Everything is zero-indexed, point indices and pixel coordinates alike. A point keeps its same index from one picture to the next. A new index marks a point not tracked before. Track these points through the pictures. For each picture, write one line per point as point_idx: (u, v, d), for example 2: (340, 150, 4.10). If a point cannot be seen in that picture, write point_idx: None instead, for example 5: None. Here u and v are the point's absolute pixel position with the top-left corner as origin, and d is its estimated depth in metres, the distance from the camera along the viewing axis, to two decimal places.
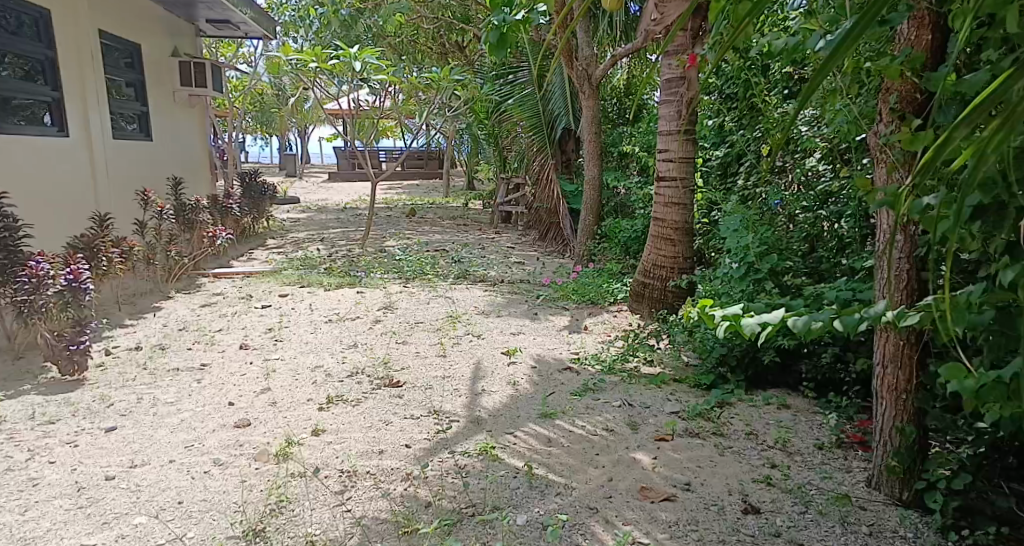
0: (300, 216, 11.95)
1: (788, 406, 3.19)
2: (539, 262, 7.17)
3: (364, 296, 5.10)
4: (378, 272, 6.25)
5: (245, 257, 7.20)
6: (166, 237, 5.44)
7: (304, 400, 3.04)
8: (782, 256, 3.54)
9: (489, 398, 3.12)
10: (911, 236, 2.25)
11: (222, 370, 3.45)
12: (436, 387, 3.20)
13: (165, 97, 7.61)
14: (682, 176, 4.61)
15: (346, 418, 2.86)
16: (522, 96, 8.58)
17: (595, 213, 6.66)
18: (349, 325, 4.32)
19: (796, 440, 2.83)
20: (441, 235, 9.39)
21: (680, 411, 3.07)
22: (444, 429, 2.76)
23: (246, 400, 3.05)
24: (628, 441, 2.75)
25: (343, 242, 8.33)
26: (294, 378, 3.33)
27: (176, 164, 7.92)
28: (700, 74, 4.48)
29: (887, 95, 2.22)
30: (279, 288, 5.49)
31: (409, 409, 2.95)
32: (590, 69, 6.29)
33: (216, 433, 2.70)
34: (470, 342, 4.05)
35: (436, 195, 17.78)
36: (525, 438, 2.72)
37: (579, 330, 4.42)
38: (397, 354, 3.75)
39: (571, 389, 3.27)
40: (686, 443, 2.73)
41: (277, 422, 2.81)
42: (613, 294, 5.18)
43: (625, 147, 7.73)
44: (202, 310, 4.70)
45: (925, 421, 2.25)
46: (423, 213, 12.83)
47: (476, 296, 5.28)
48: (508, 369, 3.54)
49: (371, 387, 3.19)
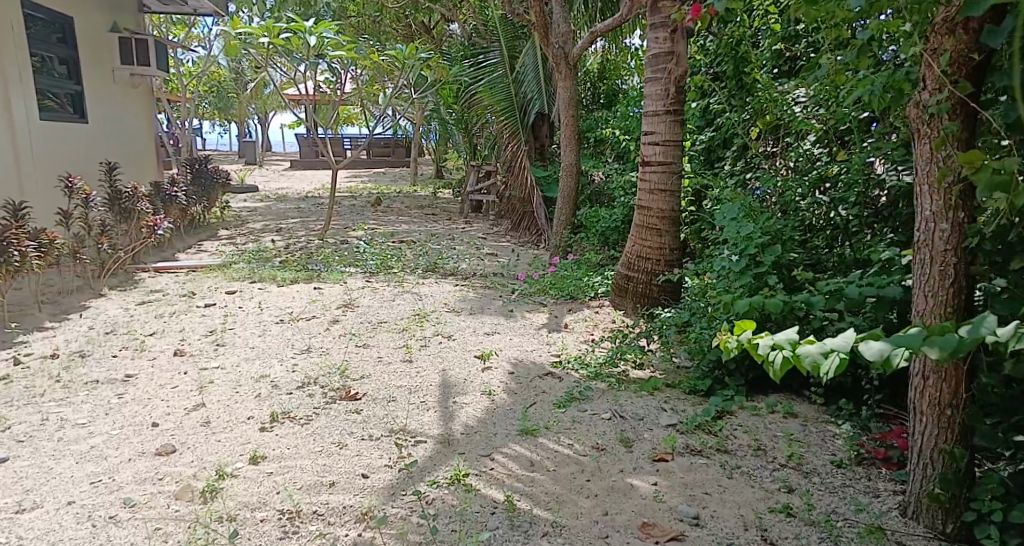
0: (258, 206, 11.32)
1: (796, 415, 2.85)
2: (512, 254, 6.77)
3: (322, 293, 4.64)
4: (339, 265, 5.78)
5: (193, 249, 6.65)
6: (99, 228, 4.91)
7: (244, 419, 2.60)
8: (785, 248, 3.20)
9: (460, 412, 2.71)
10: (958, 225, 1.95)
11: (150, 382, 2.98)
12: (400, 400, 2.79)
13: (103, 76, 7.00)
14: (669, 161, 4.25)
15: (291, 440, 2.43)
16: (492, 79, 8.20)
17: (572, 201, 6.27)
18: (303, 326, 3.87)
19: (810, 456, 2.49)
20: (408, 225, 8.92)
21: (678, 423, 2.71)
22: (408, 453, 2.35)
23: (173, 420, 2.59)
24: (622, 462, 2.37)
25: (303, 234, 7.81)
26: (234, 390, 2.88)
27: (116, 148, 7.32)
28: (690, 49, 4.13)
29: (932, 58, 1.91)
30: (228, 284, 4.99)
31: (367, 428, 2.53)
32: (567, 47, 5.83)
33: (132, 464, 2.25)
34: (438, 344, 3.63)
35: (403, 184, 17.23)
36: (503, 462, 2.32)
37: (559, 328, 4.04)
38: (357, 359, 3.32)
39: (554, 399, 2.88)
40: (688, 464, 2.37)
41: (208, 447, 2.37)
42: (594, 289, 4.80)
43: (601, 133, 7.35)
44: (136, 310, 4.19)
45: (974, 441, 1.91)
46: (390, 203, 12.31)
47: (445, 292, 4.86)
48: (481, 376, 3.14)
49: (324, 401, 2.76)
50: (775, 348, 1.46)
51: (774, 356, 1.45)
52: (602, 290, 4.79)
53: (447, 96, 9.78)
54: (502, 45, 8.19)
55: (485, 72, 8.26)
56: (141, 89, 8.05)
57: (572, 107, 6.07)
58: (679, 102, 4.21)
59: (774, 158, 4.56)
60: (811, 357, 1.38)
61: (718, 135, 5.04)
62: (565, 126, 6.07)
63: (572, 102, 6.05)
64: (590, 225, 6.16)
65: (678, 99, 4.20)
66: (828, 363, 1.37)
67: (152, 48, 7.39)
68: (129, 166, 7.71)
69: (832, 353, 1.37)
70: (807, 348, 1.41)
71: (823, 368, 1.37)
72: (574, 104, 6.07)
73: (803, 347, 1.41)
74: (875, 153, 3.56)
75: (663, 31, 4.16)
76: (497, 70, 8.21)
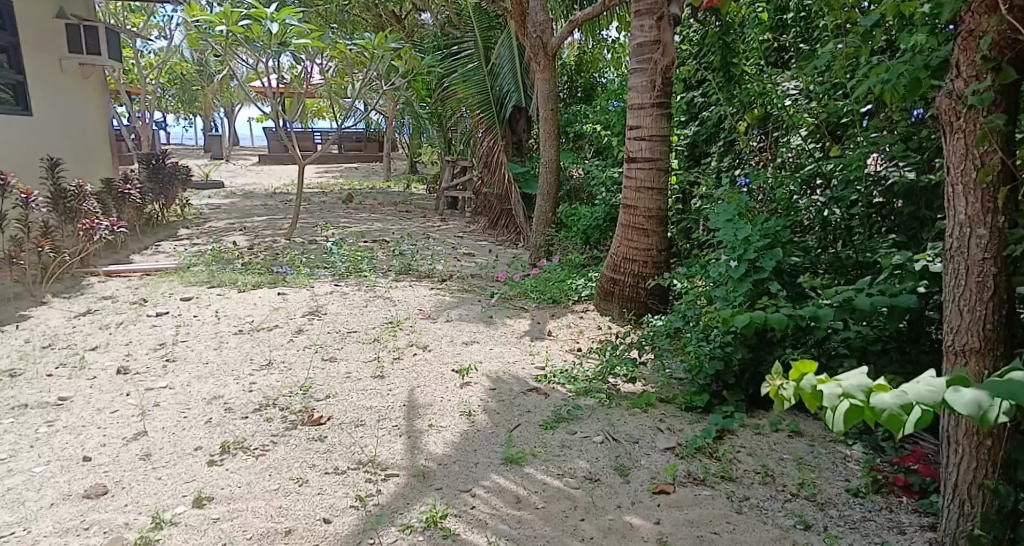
0: (223, 203, 10.86)
1: (802, 432, 2.63)
2: (489, 254, 6.50)
3: (286, 299, 4.33)
4: (306, 267, 5.46)
5: (150, 251, 6.26)
6: (40, 230, 4.55)
7: (190, 451, 2.29)
8: (785, 251, 2.98)
9: (436, 437, 2.44)
10: (999, 231, 1.72)
11: (86, 406, 2.65)
12: (369, 425, 2.51)
13: (47, 65, 6.57)
14: (657, 157, 4.01)
15: (244, 476, 2.13)
16: (467, 71, 7.89)
17: (553, 199, 6.01)
18: (264, 337, 3.56)
19: (823, 483, 2.27)
20: (381, 223, 8.59)
21: (676, 445, 2.48)
22: (377, 490, 2.07)
23: (108, 453, 2.27)
24: (619, 495, 2.13)
25: (269, 233, 7.45)
26: (181, 415, 2.57)
27: (64, 142, 6.90)
28: (678, 37, 3.89)
29: (971, 41, 1.67)
30: (185, 290, 4.64)
31: (331, 460, 2.24)
32: (545, 37, 5.56)
33: (53, 511, 1.93)
34: (412, 356, 3.35)
35: (375, 179, 16.84)
36: (485, 498, 2.06)
37: (542, 337, 3.79)
38: (322, 375, 3.02)
39: (541, 420, 2.62)
40: (692, 496, 2.14)
41: (146, 488, 2.06)
42: (577, 292, 4.56)
43: (581, 127, 7.11)
44: (79, 321, 3.83)
45: (1016, 475, 1.71)
46: (362, 199, 11.94)
47: (419, 296, 4.57)
48: (460, 394, 2.87)
49: (283, 427, 2.47)
50: (840, 397, 1.17)
51: (842, 405, 1.16)
52: (585, 293, 4.55)
53: (420, 89, 9.45)
54: (476, 36, 7.89)
55: (459, 64, 7.96)
56: (92, 80, 7.62)
57: (551, 101, 5.79)
58: (666, 94, 3.97)
59: (763, 154, 4.35)
60: (890, 409, 1.11)
61: (703, 130, 4.82)
62: (544, 120, 5.80)
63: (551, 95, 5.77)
64: (571, 223, 5.92)
65: (665, 91, 3.96)
66: (910, 417, 1.11)
67: (102, 35, 6.96)
68: (77, 160, 7.27)
69: (914, 404, 1.12)
70: (881, 397, 1.14)
71: (904, 424, 1.11)
72: (553, 97, 5.79)
73: (877, 395, 1.14)
74: (875, 150, 3.37)
75: (649, 19, 3.90)
76: (472, 62, 7.90)
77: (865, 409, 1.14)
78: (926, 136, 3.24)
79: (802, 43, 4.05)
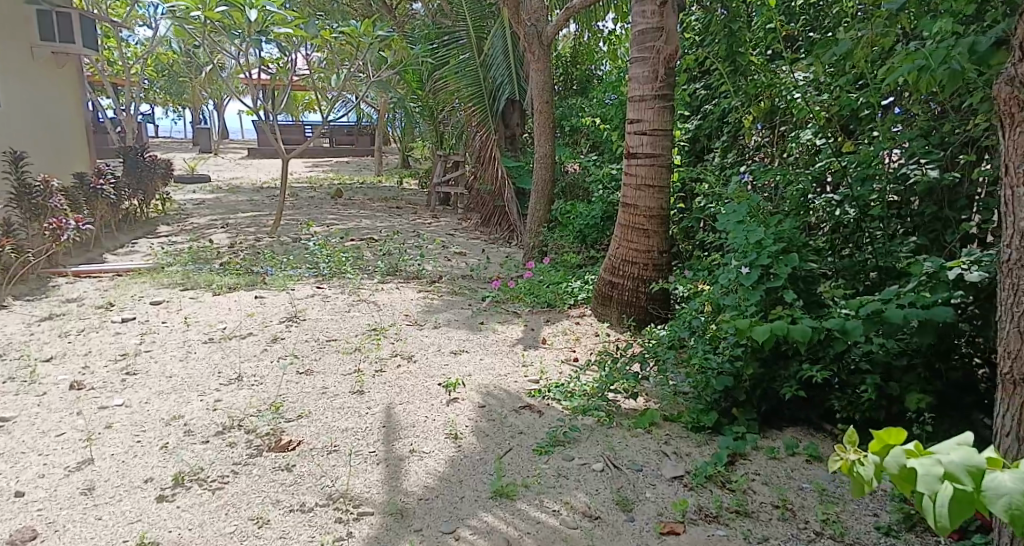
0: (207, 198, 10.56)
1: (822, 456, 2.39)
2: (481, 254, 6.25)
3: (263, 303, 4.06)
4: (288, 268, 5.19)
5: (126, 251, 5.98)
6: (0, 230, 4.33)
7: (139, 484, 2.02)
8: (801, 255, 2.74)
9: (418, 466, 2.19)
10: None
11: (29, 428, 2.39)
12: (343, 450, 2.25)
13: (17, 54, 6.36)
14: (658, 153, 3.76)
15: (196, 515, 1.87)
16: (459, 62, 7.62)
17: (548, 196, 5.76)
18: (235, 347, 3.29)
19: (850, 519, 2.03)
20: (370, 220, 8.32)
21: (684, 474, 2.23)
22: (347, 533, 1.83)
23: (45, 487, 2.01)
24: (622, 537, 1.89)
25: (253, 230, 7.17)
26: (134, 439, 2.31)
27: (32, 133, 6.69)
28: (681, 24, 3.62)
29: None
30: (156, 293, 4.37)
31: (297, 494, 1.99)
32: (540, 26, 5.28)
33: None
34: (395, 368, 3.10)
35: (367, 174, 16.56)
36: (471, 541, 1.82)
37: (536, 345, 3.54)
38: (294, 391, 2.76)
39: (534, 443, 2.37)
40: (705, 536, 1.90)
41: (83, 530, 1.80)
42: (573, 296, 4.31)
43: (576, 121, 6.85)
44: (38, 328, 3.56)
45: None
46: (352, 194, 11.65)
47: (406, 300, 4.31)
48: (446, 412, 2.62)
49: (247, 454, 2.21)
50: (942, 477, 0.89)
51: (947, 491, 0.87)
52: (583, 297, 4.30)
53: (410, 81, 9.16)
54: (468, 26, 7.61)
55: (451, 55, 7.68)
56: (66, 70, 7.41)
57: (546, 93, 5.52)
58: (669, 86, 3.71)
59: (770, 150, 4.10)
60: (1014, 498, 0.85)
61: (705, 125, 4.57)
62: (538, 113, 5.53)
63: (546, 86, 5.50)
64: (567, 221, 5.66)
65: (667, 82, 3.70)
66: None
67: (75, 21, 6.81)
68: (52, 153, 7.07)
69: None
70: (1002, 481, 0.86)
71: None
72: (548, 89, 5.52)
73: (994, 480, 0.87)
74: (893, 145, 3.13)
75: (650, 4, 3.63)
76: (464, 53, 7.63)
77: (981, 498, 0.86)
78: (950, 131, 2.99)
79: (812, 32, 3.80)
